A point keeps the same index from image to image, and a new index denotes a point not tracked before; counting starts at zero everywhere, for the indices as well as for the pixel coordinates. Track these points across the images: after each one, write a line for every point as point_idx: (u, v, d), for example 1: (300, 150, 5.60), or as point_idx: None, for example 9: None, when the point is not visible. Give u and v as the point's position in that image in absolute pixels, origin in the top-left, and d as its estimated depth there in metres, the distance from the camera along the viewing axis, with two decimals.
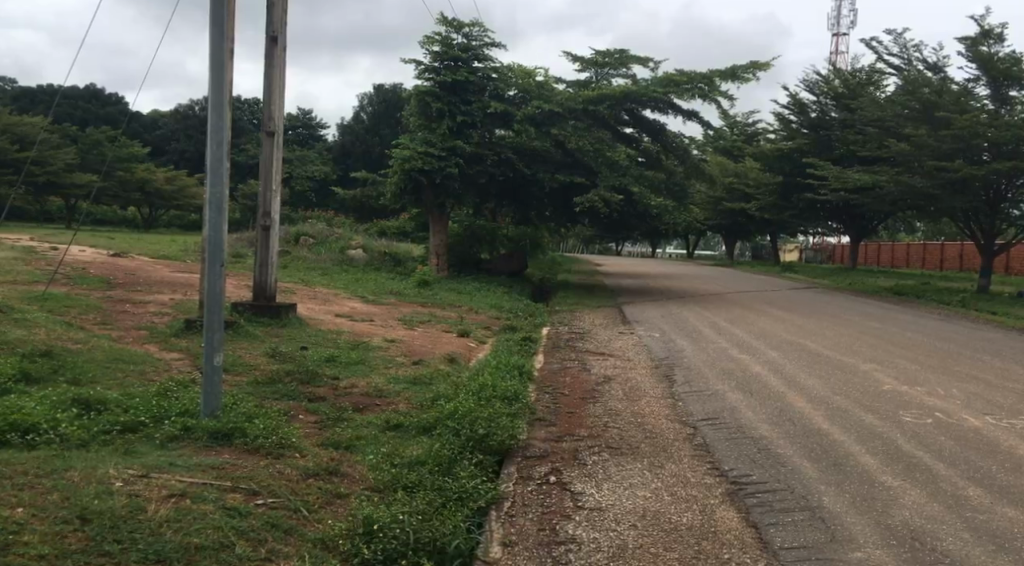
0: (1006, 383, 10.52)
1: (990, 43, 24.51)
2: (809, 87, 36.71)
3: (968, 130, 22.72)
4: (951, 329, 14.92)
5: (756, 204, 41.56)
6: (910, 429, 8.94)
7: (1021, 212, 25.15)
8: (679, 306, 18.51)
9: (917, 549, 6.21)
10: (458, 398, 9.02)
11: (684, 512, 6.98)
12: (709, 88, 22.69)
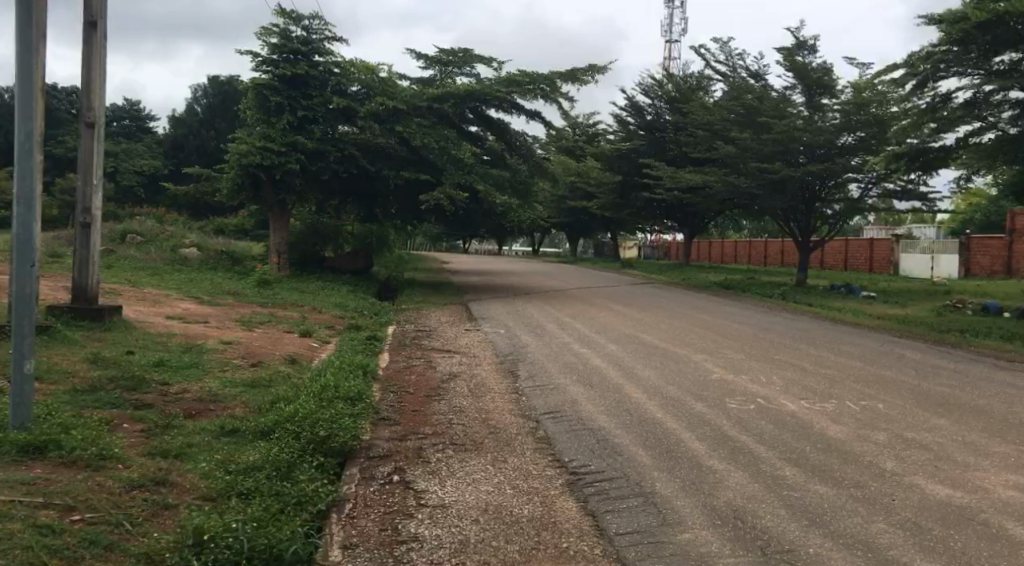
0: (819, 369, 11.41)
1: (805, 53, 26.38)
2: (644, 89, 38.26)
3: (786, 135, 24.43)
4: (770, 320, 16.04)
5: (597, 203, 42.94)
6: (734, 414, 9.52)
7: (832, 211, 27.13)
8: (524, 303, 18.82)
9: (741, 527, 6.64)
10: (298, 400, 8.81)
11: (524, 504, 7.12)
12: (551, 89, 23.26)
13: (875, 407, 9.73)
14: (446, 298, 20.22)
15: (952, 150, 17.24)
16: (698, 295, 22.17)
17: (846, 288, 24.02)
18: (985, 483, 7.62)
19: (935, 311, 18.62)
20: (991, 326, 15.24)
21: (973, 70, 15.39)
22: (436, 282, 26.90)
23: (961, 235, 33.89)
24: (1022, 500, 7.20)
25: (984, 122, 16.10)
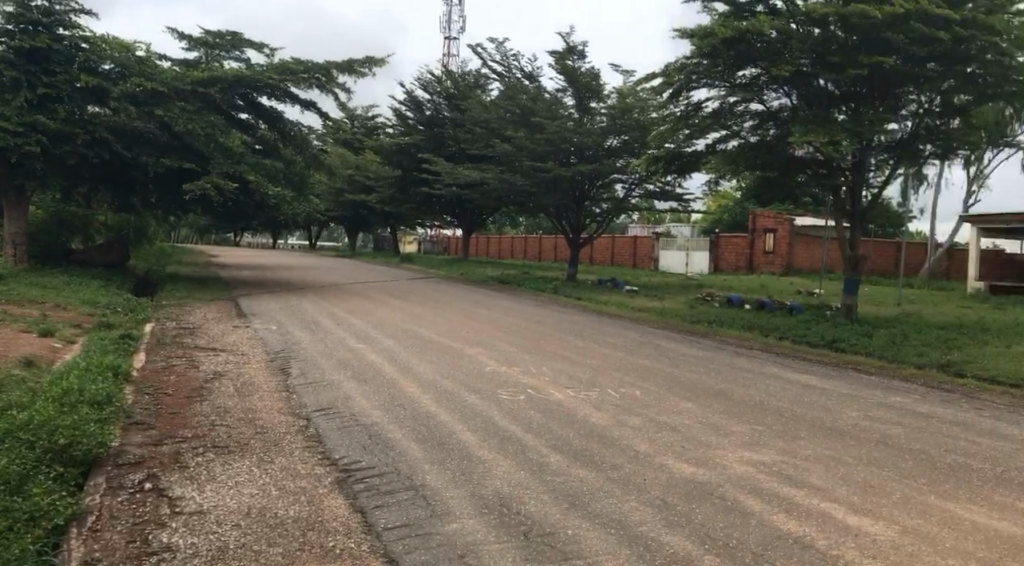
0: (585, 359, 12.01)
1: (575, 58, 27.76)
2: (422, 85, 38.57)
3: (558, 135, 25.62)
4: (541, 313, 16.68)
5: (376, 197, 42.64)
6: (505, 405, 9.79)
7: (600, 210, 28.69)
8: (298, 298, 18.25)
9: (507, 514, 6.82)
10: (33, 407, 7.98)
11: (290, 504, 6.89)
12: (325, 79, 23.22)
13: (633, 394, 10.38)
14: (213, 294, 19.18)
15: (702, 155, 18.81)
16: (475, 290, 22.71)
17: (612, 282, 25.57)
18: (723, 459, 8.36)
19: (688, 304, 20.27)
20: (733, 317, 16.80)
21: (720, 83, 16.88)
22: (205, 277, 25.46)
23: (710, 234, 37.32)
24: (753, 474, 7.98)
25: (729, 130, 17.74)
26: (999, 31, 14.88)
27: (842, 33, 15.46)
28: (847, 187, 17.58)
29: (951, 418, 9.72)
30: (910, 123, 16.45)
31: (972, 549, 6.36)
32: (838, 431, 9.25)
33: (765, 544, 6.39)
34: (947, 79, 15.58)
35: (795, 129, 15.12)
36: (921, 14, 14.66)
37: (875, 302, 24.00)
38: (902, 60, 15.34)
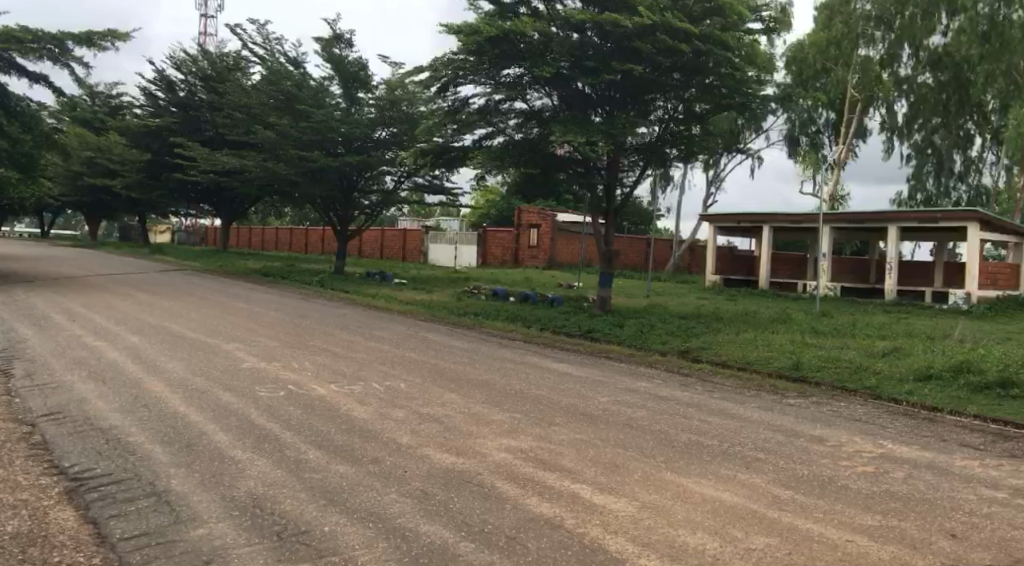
0: (349, 353, 11.83)
1: (341, 46, 27.47)
2: (175, 64, 36.41)
3: (324, 124, 25.42)
4: (305, 307, 16.26)
5: (122, 181, 39.72)
6: (262, 402, 9.39)
7: (369, 202, 28.71)
8: (29, 292, 16.46)
9: (258, 515, 6.52)
10: None
11: (6, 521, 6.19)
12: (59, 51, 21.40)
13: (396, 386, 10.36)
14: None
15: (469, 150, 19.20)
16: (237, 283, 21.80)
17: (381, 276, 25.44)
18: (482, 448, 8.55)
19: (455, 296, 20.80)
20: (496, 309, 17.31)
21: (485, 79, 17.29)
22: None
23: (477, 228, 38.86)
24: (511, 460, 8.23)
25: (494, 127, 18.23)
26: (730, 47, 16.44)
27: (597, 39, 16.42)
28: (603, 186, 18.70)
29: (688, 400, 10.62)
30: (656, 127, 17.92)
31: (701, 518, 6.95)
32: (590, 416, 9.78)
33: (518, 527, 6.59)
34: (688, 88, 17.06)
35: (556, 129, 15.88)
36: (666, 27, 15.88)
37: (626, 294, 25.85)
38: (650, 68, 16.56)
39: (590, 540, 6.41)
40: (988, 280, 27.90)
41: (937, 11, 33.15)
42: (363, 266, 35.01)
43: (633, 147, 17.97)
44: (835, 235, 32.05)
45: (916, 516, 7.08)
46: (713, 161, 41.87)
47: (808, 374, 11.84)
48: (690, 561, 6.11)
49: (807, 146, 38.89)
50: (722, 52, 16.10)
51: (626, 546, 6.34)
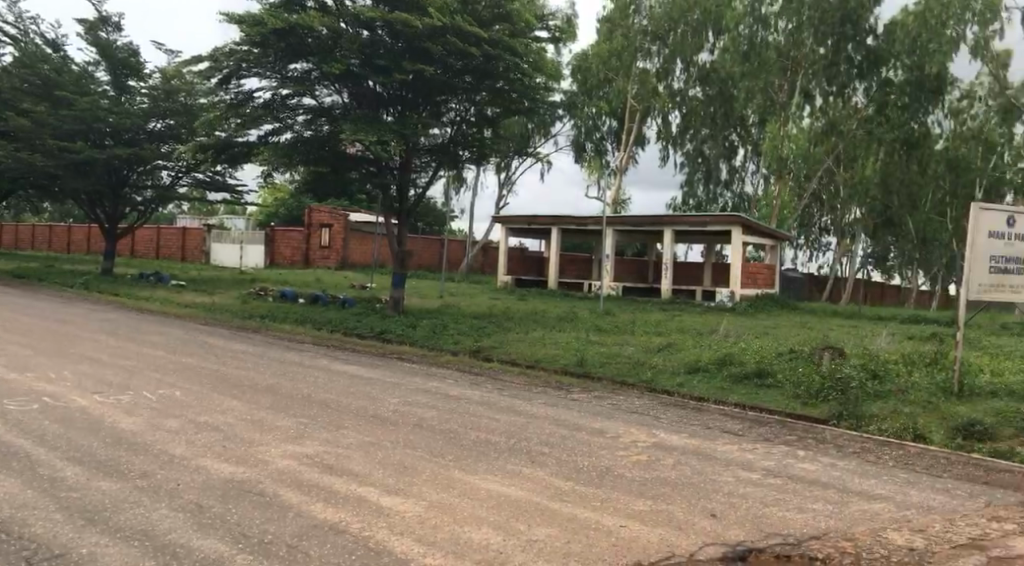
0: (117, 361, 11.02)
1: (108, 30, 26.53)
2: None
3: (89, 112, 24.63)
4: (72, 312, 15.00)
5: None
6: (12, 417, 8.52)
7: (141, 198, 27.93)
8: None
9: (1, 541, 5.88)
10: None
11: None
12: None
13: (171, 395, 9.75)
14: None
15: (253, 145, 19.33)
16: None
17: (155, 277, 24.61)
18: (265, 456, 8.11)
19: (243, 298, 20.93)
20: (288, 312, 17.67)
21: (270, 72, 17.97)
22: None
23: (266, 228, 40.64)
24: (296, 467, 7.82)
25: (282, 123, 18.74)
26: (518, 53, 17.99)
27: (388, 38, 17.50)
28: (395, 185, 19.78)
29: (477, 398, 10.78)
30: (448, 128, 19.48)
31: (486, 514, 6.78)
32: (380, 419, 9.62)
33: (299, 535, 6.19)
34: (479, 91, 18.54)
35: (347, 129, 16.87)
36: (457, 31, 17.19)
37: (421, 295, 26.16)
38: (441, 71, 17.85)
39: (375, 543, 6.08)
40: (749, 279, 30.73)
41: (704, 31, 35.67)
42: (139, 265, 34.64)
43: (426, 147, 19.40)
44: (618, 237, 34.05)
45: (684, 500, 7.26)
46: (505, 165, 43.22)
47: (590, 369, 12.49)
48: (473, 557, 5.89)
49: (592, 153, 40.78)
50: (509, 58, 17.66)
51: (411, 545, 6.06)
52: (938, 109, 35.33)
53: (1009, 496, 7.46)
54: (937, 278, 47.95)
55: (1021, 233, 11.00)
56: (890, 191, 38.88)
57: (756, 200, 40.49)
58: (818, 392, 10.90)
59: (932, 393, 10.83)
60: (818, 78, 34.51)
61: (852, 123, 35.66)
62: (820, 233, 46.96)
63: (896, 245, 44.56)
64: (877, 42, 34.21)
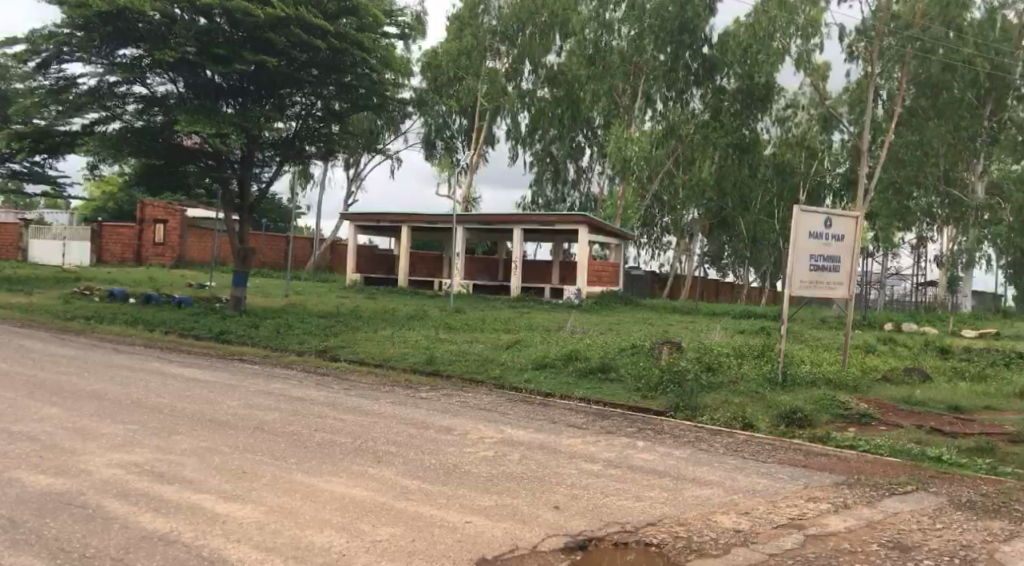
0: None
1: None
2: None
3: None
4: None
5: None
6: None
7: None
8: None
9: None
10: None
11: None
12: None
13: None
14: None
15: (76, 135, 18.55)
16: None
17: None
18: (88, 465, 7.12)
19: (64, 298, 19.91)
20: (117, 313, 16.93)
21: (96, 58, 17.43)
22: None
23: (94, 222, 38.63)
24: (123, 476, 6.80)
25: (109, 112, 18.05)
26: (365, 47, 18.33)
27: (227, 27, 17.31)
28: (236, 181, 19.24)
29: (323, 399, 10.36)
30: (294, 123, 19.31)
31: (330, 516, 6.07)
32: (217, 422, 8.89)
33: (126, 548, 5.34)
34: (326, 84, 18.65)
35: (183, 118, 16.52)
36: (301, 22, 17.28)
37: (263, 294, 25.34)
38: (285, 62, 17.81)
39: (211, 553, 5.31)
40: (594, 277, 31.79)
41: (550, 34, 36.52)
42: None
43: (270, 141, 19.09)
44: (467, 235, 34.32)
45: (528, 493, 6.87)
46: (352, 161, 42.72)
47: (439, 368, 12.50)
48: (314, 561, 5.25)
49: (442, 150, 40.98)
50: (357, 51, 17.97)
51: (247, 553, 5.34)
52: (766, 116, 38.15)
53: (823, 478, 7.66)
54: (766, 276, 50.75)
55: (837, 234, 11.86)
56: (724, 193, 41.02)
57: (601, 200, 41.69)
58: (657, 385, 11.34)
59: (760, 384, 11.48)
60: (658, 82, 36.16)
61: (689, 128, 37.34)
62: (660, 233, 48.70)
63: (728, 242, 47.09)
64: (712, 51, 36.16)
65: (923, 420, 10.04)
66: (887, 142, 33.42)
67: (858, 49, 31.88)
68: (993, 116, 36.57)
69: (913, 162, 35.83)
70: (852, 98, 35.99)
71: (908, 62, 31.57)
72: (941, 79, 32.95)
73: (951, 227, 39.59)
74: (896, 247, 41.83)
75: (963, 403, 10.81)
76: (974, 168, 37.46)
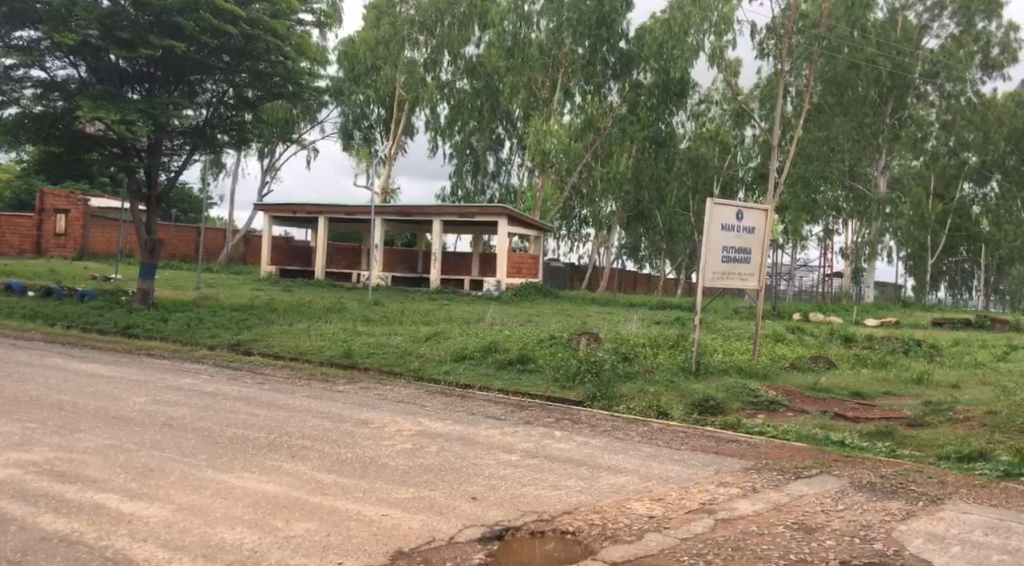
0: None
1: None
2: None
3: None
4: None
5: None
6: None
7: None
8: None
9: None
10: None
11: None
12: None
13: None
14: None
15: None
16: None
17: None
18: None
19: None
20: (15, 306, 16.25)
21: None
22: None
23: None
24: (19, 476, 6.49)
25: (5, 96, 17.25)
26: (279, 34, 18.01)
27: (132, 10, 16.70)
28: (143, 170, 18.57)
29: (235, 394, 10.12)
30: (204, 110, 18.78)
31: (241, 513, 5.91)
32: (122, 419, 8.54)
33: (24, 550, 5.09)
34: (239, 72, 18.22)
35: (85, 104, 15.98)
36: (211, 7, 16.87)
37: (172, 287, 24.56)
38: (195, 48, 17.33)
39: (115, 553, 5.09)
40: (514, 269, 31.94)
41: (470, 25, 37.33)
42: None
43: (179, 129, 18.52)
44: (386, 227, 34.02)
45: (445, 485, 6.83)
46: (267, 151, 41.81)
47: (356, 361, 12.38)
48: (225, 558, 5.09)
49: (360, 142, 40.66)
50: (271, 39, 17.65)
51: (155, 551, 5.15)
52: (681, 111, 39.00)
53: (734, 463, 7.86)
54: (682, 268, 51.74)
55: (747, 227, 12.17)
56: (640, 186, 41.56)
57: (520, 192, 41.77)
58: (575, 375, 11.43)
59: (674, 374, 11.72)
60: (576, 76, 36.37)
61: (607, 121, 37.59)
62: (579, 225, 49.08)
63: (646, 236, 47.82)
64: (628, 46, 36.51)
65: (828, 406, 10.40)
66: (795, 137, 34.46)
67: (768, 46, 32.79)
68: (894, 114, 37.99)
69: (820, 157, 36.92)
70: (762, 94, 37.30)
71: (815, 59, 32.56)
72: (846, 76, 34.16)
73: (856, 220, 41.10)
74: (805, 239, 43.23)
75: (866, 389, 11.26)
76: (877, 163, 38.98)
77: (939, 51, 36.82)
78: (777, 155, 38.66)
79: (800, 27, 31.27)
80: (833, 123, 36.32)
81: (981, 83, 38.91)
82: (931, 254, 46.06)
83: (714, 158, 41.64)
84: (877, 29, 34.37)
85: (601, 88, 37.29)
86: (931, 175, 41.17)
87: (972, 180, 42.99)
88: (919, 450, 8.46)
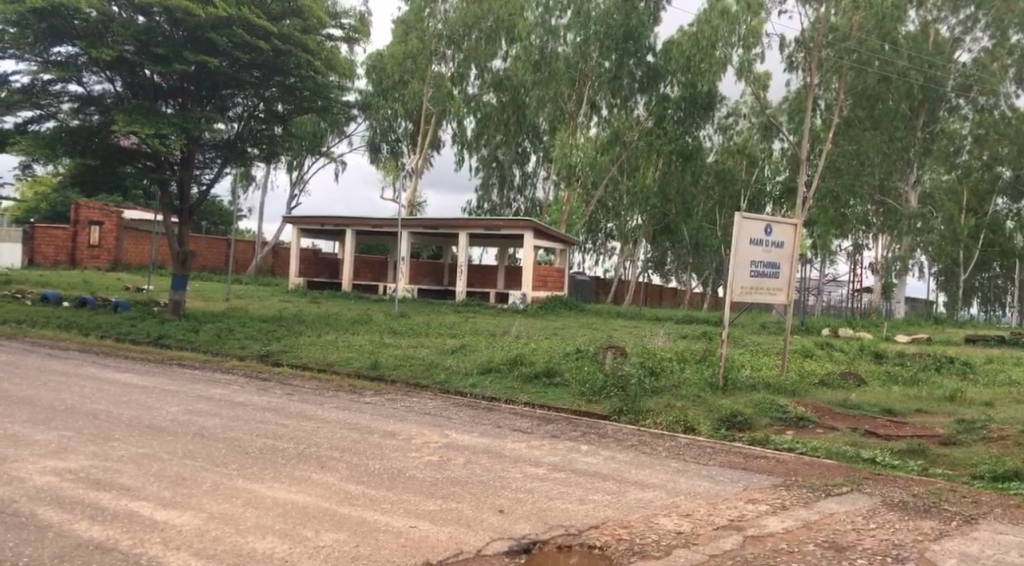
0: None
1: None
2: None
3: None
4: None
5: None
6: None
7: None
8: None
9: None
10: None
11: None
12: None
13: None
14: None
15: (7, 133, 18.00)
16: None
17: None
18: (20, 473, 6.82)
19: None
20: (48, 316, 16.48)
21: (31, 56, 16.96)
22: None
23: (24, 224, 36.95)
24: (58, 483, 6.58)
25: (43, 110, 17.68)
26: (310, 49, 18.27)
27: (167, 26, 17.06)
28: (175, 182, 18.86)
29: (264, 404, 10.20)
30: (235, 124, 19.10)
31: (271, 522, 5.95)
32: (154, 428, 8.64)
33: (61, 556, 5.16)
34: (269, 86, 18.49)
35: (121, 118, 16.25)
36: (244, 23, 17.20)
37: (202, 298, 24.91)
38: (227, 63, 17.64)
39: (149, 559, 5.17)
40: (540, 282, 31.95)
41: (497, 39, 37.49)
42: None
43: (211, 141, 18.81)
44: (412, 239, 34.24)
45: (472, 498, 6.83)
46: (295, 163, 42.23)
47: (384, 372, 12.46)
48: None
49: (388, 154, 40.58)
50: (301, 53, 17.88)
51: (188, 559, 5.20)
52: (709, 124, 38.83)
53: (763, 480, 7.80)
54: (709, 282, 51.78)
55: (777, 242, 12.11)
56: (667, 199, 41.50)
57: (546, 205, 41.82)
58: (602, 389, 11.40)
59: (701, 389, 11.68)
60: (603, 89, 35.93)
61: (634, 134, 37.37)
62: (605, 238, 49.13)
63: (673, 249, 48.53)
64: (655, 59, 36.04)
65: (859, 423, 10.29)
66: (824, 152, 34.19)
67: (797, 59, 32.58)
68: (927, 127, 37.67)
69: (850, 170, 36.77)
70: (790, 108, 37.25)
71: (845, 72, 32.39)
72: (877, 89, 33.72)
73: (886, 235, 40.80)
74: (834, 253, 42.96)
75: (896, 406, 11.14)
76: (908, 178, 38.61)
77: (973, 65, 36.39)
78: (806, 169, 38.62)
79: (829, 41, 31.40)
80: (864, 137, 36.00)
81: (1015, 97, 38.52)
82: (962, 270, 45.50)
83: (742, 172, 41.79)
84: (909, 43, 34.14)
85: (628, 101, 36.80)
86: (964, 190, 40.81)
87: (1006, 196, 42.46)
88: (952, 469, 8.36)
